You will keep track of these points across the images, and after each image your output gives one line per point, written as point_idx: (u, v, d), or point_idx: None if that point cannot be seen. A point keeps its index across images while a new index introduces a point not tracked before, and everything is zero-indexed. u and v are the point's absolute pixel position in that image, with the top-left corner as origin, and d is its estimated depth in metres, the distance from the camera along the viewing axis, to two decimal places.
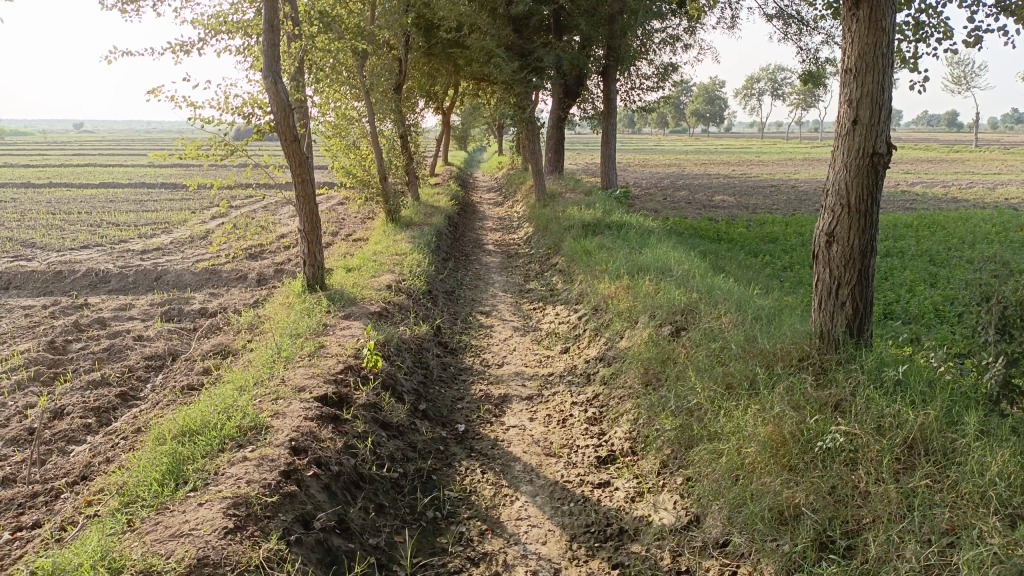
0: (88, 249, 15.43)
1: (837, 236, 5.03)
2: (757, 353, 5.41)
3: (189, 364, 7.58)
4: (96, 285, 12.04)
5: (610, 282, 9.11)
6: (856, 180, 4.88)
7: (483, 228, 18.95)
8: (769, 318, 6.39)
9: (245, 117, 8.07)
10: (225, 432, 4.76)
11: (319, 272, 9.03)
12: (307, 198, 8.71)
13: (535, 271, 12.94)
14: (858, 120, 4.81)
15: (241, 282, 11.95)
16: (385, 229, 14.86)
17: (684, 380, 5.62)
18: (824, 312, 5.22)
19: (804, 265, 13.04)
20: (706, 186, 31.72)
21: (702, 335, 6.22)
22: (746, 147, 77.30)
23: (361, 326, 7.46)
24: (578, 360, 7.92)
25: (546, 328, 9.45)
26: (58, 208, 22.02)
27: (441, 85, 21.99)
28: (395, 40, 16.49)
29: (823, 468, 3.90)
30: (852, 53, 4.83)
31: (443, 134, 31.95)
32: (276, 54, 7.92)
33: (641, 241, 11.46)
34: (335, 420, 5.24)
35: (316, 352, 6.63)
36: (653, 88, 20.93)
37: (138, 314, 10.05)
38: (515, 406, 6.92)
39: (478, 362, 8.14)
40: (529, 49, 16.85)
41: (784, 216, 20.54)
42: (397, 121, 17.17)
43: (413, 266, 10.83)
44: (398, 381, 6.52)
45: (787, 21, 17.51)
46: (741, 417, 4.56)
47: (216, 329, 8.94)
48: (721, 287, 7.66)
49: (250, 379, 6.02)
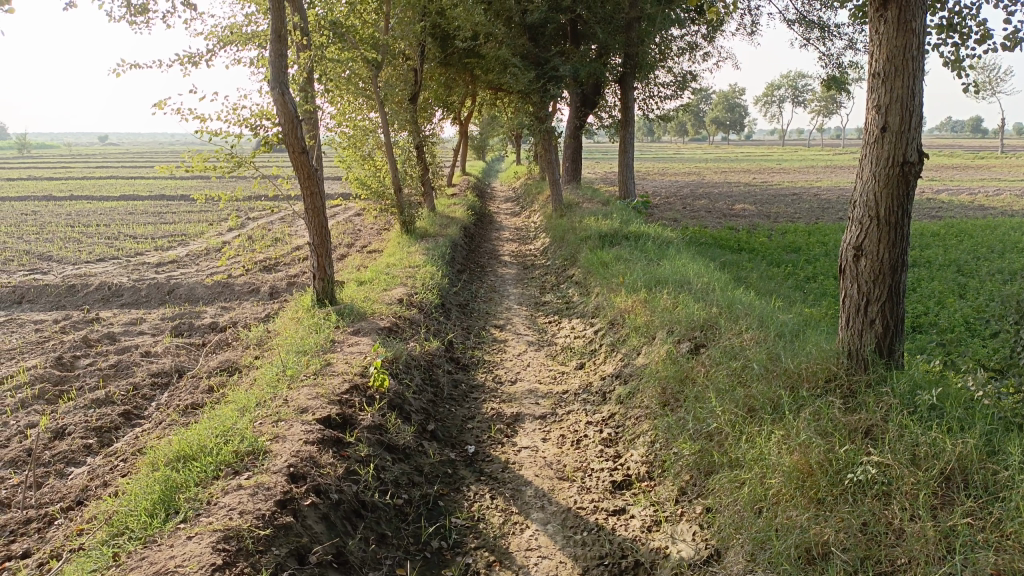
0: (104, 262, 15.42)
1: (865, 249, 4.76)
2: (780, 374, 5.13)
3: (194, 381, 7.41)
4: (108, 299, 11.97)
5: (626, 295, 8.85)
6: (886, 191, 4.61)
7: (499, 239, 18.76)
8: (794, 335, 6.11)
9: (253, 129, 7.91)
10: (221, 457, 4.57)
11: (328, 286, 8.86)
12: (316, 211, 8.54)
13: (551, 283, 12.71)
14: (887, 126, 4.54)
15: (253, 295, 11.83)
16: (400, 240, 14.72)
17: (703, 401, 5.35)
18: (851, 330, 4.94)
19: (829, 276, 12.70)
20: (726, 195, 31.35)
21: (722, 353, 5.95)
22: (768, 155, 76.64)
23: (369, 342, 7.26)
24: (593, 377, 7.67)
25: (562, 342, 9.20)
26: (76, 221, 22.14)
27: (457, 96, 21.89)
28: (411, 50, 16.39)
29: (853, 503, 3.63)
30: (879, 56, 4.56)
31: (461, 144, 31.91)
32: (283, 65, 7.78)
33: (660, 252, 11.19)
34: (338, 444, 5.03)
35: (321, 370, 6.44)
36: (672, 97, 20.68)
37: (149, 328, 9.94)
38: (528, 426, 6.68)
39: (490, 379, 7.91)
40: (546, 58, 16.67)
41: (806, 225, 20.17)
42: (413, 132, 17.06)
43: (426, 279, 10.64)
44: (406, 400, 6.31)
45: (809, 26, 17.22)
46: (764, 444, 4.29)
47: (225, 345, 8.78)
48: (742, 302, 7.39)
49: (252, 398, 5.83)
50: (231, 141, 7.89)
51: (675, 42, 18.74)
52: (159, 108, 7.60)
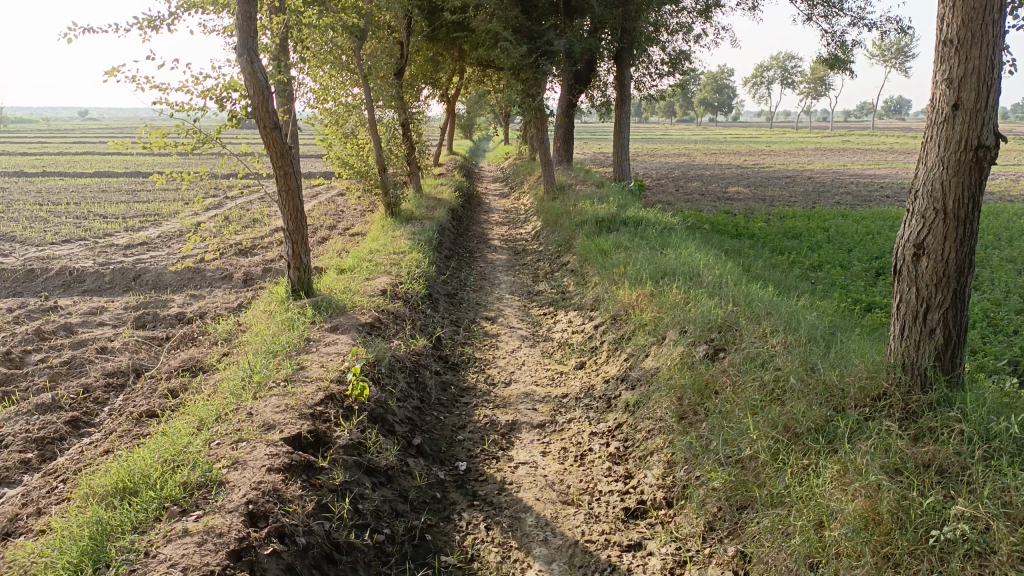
0: (70, 244, 14.54)
1: (927, 247, 4.07)
2: (822, 390, 4.45)
3: (153, 384, 6.65)
4: (70, 285, 11.14)
5: (630, 288, 8.16)
6: (956, 180, 3.91)
7: (488, 222, 18.01)
8: (828, 341, 5.41)
9: (218, 102, 7.05)
10: (167, 492, 3.84)
11: (305, 276, 8.08)
12: (291, 194, 7.73)
13: (544, 270, 12.01)
14: (960, 103, 3.84)
15: (226, 282, 11.04)
16: (384, 224, 13.94)
17: (731, 419, 4.66)
18: (907, 341, 4.27)
19: (835, 265, 12.06)
20: (718, 177, 30.68)
21: (746, 361, 5.25)
22: (757, 137, 75.90)
23: (349, 341, 6.51)
24: (595, 379, 6.97)
25: (558, 338, 8.51)
26: (45, 199, 21.12)
27: (445, 71, 21.03)
28: (397, 21, 15.53)
29: (937, 568, 2.96)
30: (953, 20, 3.85)
31: (448, 123, 31.05)
32: (252, 29, 6.94)
33: (662, 240, 10.48)
34: (308, 470, 4.30)
35: (294, 375, 5.70)
36: (666, 75, 19.92)
37: (110, 319, 9.14)
38: (525, 437, 5.98)
39: (483, 381, 7.19)
40: (539, 32, 15.88)
41: (803, 210, 19.51)
42: (399, 108, 16.23)
43: (412, 267, 9.88)
44: (389, 410, 5.59)
45: (812, 1, 16.50)
46: (816, 483, 3.62)
47: (191, 339, 8.00)
48: (760, 298, 6.70)
49: (211, 411, 5.06)
50: (196, 114, 7.05)
51: (672, 18, 17.94)
52: (112, 76, 6.69)
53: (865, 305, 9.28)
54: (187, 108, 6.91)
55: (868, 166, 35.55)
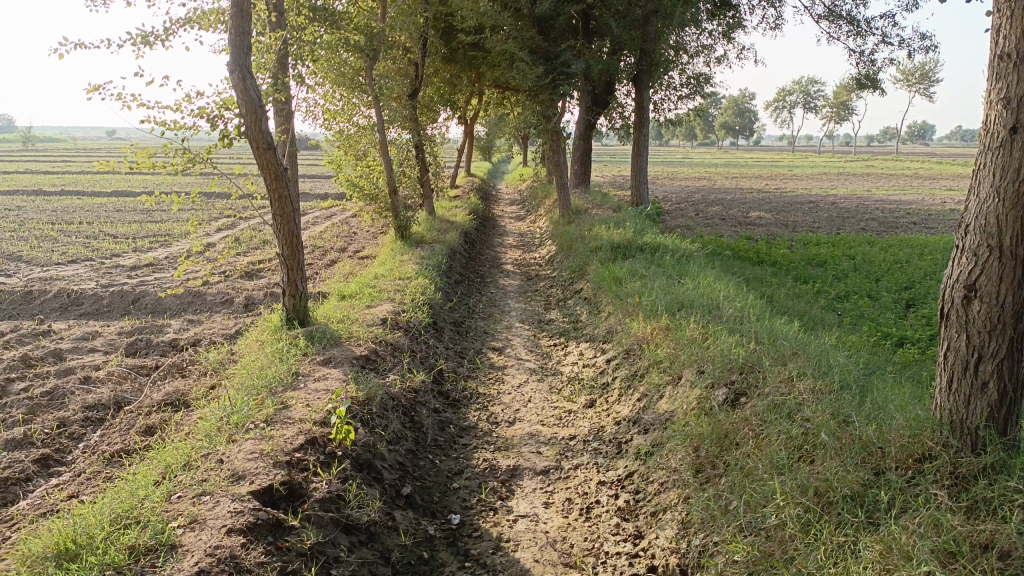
0: (75, 265, 14.27)
1: (979, 289, 3.56)
2: (857, 448, 3.94)
3: (131, 420, 6.22)
4: (67, 308, 10.82)
5: (644, 320, 7.67)
6: (1013, 213, 3.41)
7: (503, 246, 17.60)
8: (862, 387, 4.89)
9: (207, 121, 6.68)
10: (111, 557, 3.40)
11: (300, 304, 7.66)
12: (286, 218, 7.35)
13: (556, 297, 11.55)
14: (1019, 125, 3.35)
15: (226, 307, 10.65)
16: (394, 247, 13.57)
17: (754, 478, 4.15)
18: (956, 395, 3.76)
19: (863, 295, 11.48)
20: (739, 201, 30.17)
21: (770, 410, 4.74)
22: (779, 161, 75.33)
23: (340, 376, 6.07)
24: (606, 420, 6.48)
25: (568, 371, 8.02)
26: (58, 218, 21.00)
27: (462, 92, 20.77)
28: (411, 42, 15.25)
29: None
30: (1012, 32, 3.37)
31: (466, 144, 30.84)
32: (246, 44, 6.60)
33: (680, 267, 10.00)
34: (277, 529, 3.85)
35: (275, 415, 5.25)
36: (686, 98, 19.52)
37: (102, 345, 8.76)
38: (526, 485, 5.49)
39: (485, 420, 6.70)
40: (556, 53, 15.52)
41: (828, 236, 18.94)
42: (413, 129, 15.93)
43: (417, 294, 9.44)
44: (377, 456, 5.13)
45: (837, 21, 16.02)
46: (855, 566, 3.12)
47: (180, 369, 7.58)
48: (785, 335, 6.18)
49: (180, 458, 4.62)
50: (186, 133, 6.69)
51: (692, 40, 17.59)
52: (94, 92, 6.31)
53: (896, 340, 8.72)
54: (175, 126, 6.55)
55: (895, 191, 34.98)
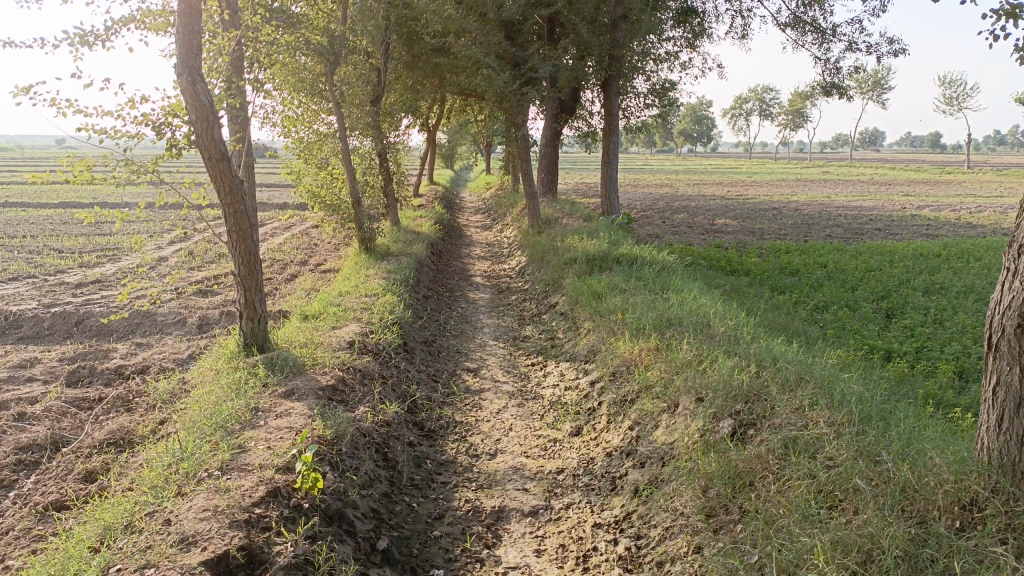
0: (16, 283, 13.36)
1: None
2: (897, 497, 3.52)
3: (69, 464, 5.54)
4: (4, 332, 10.00)
5: (630, 340, 7.21)
6: None
7: (470, 257, 17.09)
8: (882, 420, 4.47)
9: (154, 129, 6.03)
10: None
11: (259, 328, 7.06)
12: (243, 235, 6.71)
13: (530, 312, 11.07)
14: None
15: (179, 328, 9.95)
16: (359, 260, 12.94)
17: (781, 530, 3.71)
18: (1007, 434, 3.36)
19: (841, 305, 11.20)
20: (703, 209, 30.03)
21: (787, 447, 4.29)
22: (737, 168, 75.98)
23: (305, 411, 5.48)
24: (595, 451, 5.99)
25: (550, 394, 7.52)
26: (0, 232, 19.87)
27: (426, 99, 20.21)
28: (374, 46, 14.65)
29: None
30: None
31: (429, 152, 30.26)
32: (195, 44, 6.00)
33: (660, 280, 9.58)
34: None
35: (232, 461, 4.65)
36: (651, 106, 19.25)
37: (41, 374, 8.01)
38: (515, 529, 4.97)
39: (464, 453, 6.15)
40: (524, 57, 15.04)
41: (796, 243, 18.79)
42: (376, 137, 15.33)
43: (385, 313, 8.86)
44: (349, 505, 4.56)
45: (803, 28, 15.84)
46: None
47: (125, 402, 6.89)
48: (786, 357, 5.75)
49: (121, 518, 4.00)
50: (128, 141, 6.03)
51: (657, 48, 17.29)
52: (25, 96, 5.60)
53: (884, 354, 8.38)
54: (117, 134, 5.89)
55: (853, 198, 35.22)
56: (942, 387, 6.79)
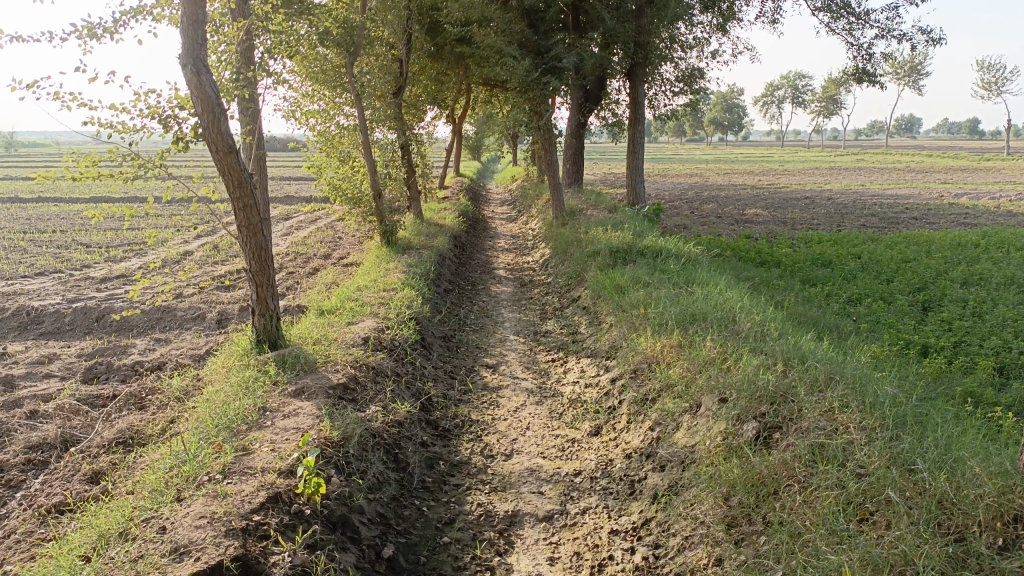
0: (42, 278, 13.45)
1: None
2: (933, 511, 3.26)
3: (77, 464, 5.45)
4: (26, 328, 10.02)
5: (653, 336, 6.95)
6: None
7: (494, 249, 16.90)
8: (917, 424, 4.18)
9: (160, 122, 5.91)
10: None
11: (271, 324, 6.94)
12: (254, 229, 6.58)
13: (552, 305, 10.85)
14: None
15: (198, 323, 9.89)
16: (379, 254, 12.82)
17: (806, 545, 3.47)
18: None
19: (875, 298, 10.80)
20: (733, 198, 29.48)
21: (814, 453, 4.03)
22: (769, 156, 74.79)
23: (314, 412, 5.32)
24: (614, 452, 5.77)
25: (569, 391, 7.31)
26: (32, 227, 20.09)
27: (450, 90, 20.01)
28: (395, 37, 14.44)
29: None
30: None
31: (456, 143, 30.09)
32: (199, 34, 5.85)
33: (686, 273, 9.29)
34: None
35: (234, 464, 4.51)
36: (679, 94, 18.84)
37: (58, 370, 7.98)
38: (528, 535, 4.77)
39: (478, 453, 5.97)
40: (547, 46, 14.71)
41: (828, 233, 18.29)
42: (398, 129, 15.17)
43: (403, 307, 8.70)
44: (353, 510, 4.40)
45: (836, 13, 15.34)
46: None
47: (138, 400, 6.81)
48: (815, 355, 5.46)
49: (117, 525, 3.87)
50: (135, 136, 5.92)
51: (686, 34, 16.87)
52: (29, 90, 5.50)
53: (920, 349, 8.01)
54: (123, 129, 5.78)
55: (889, 186, 34.37)
56: (981, 385, 6.44)
